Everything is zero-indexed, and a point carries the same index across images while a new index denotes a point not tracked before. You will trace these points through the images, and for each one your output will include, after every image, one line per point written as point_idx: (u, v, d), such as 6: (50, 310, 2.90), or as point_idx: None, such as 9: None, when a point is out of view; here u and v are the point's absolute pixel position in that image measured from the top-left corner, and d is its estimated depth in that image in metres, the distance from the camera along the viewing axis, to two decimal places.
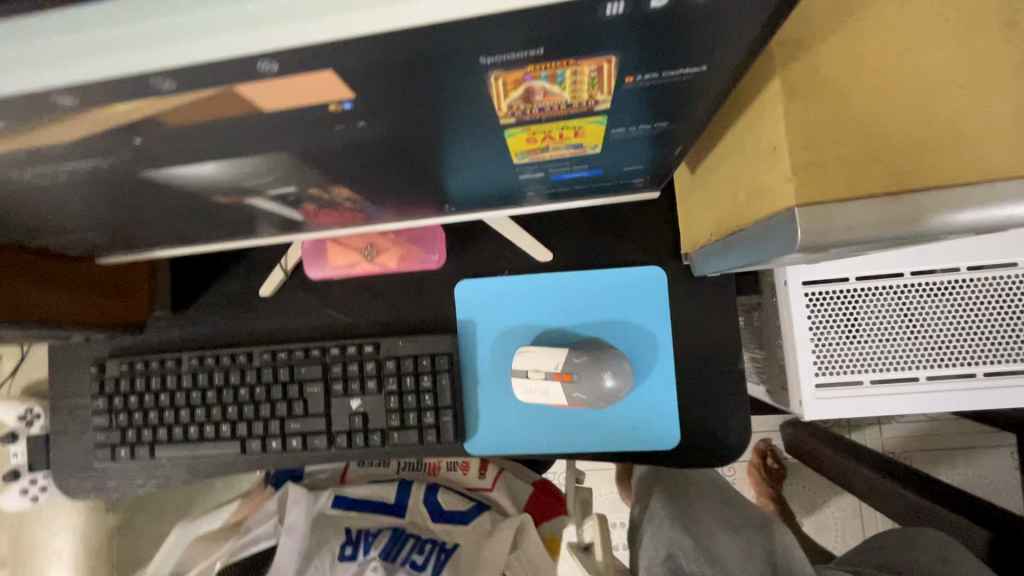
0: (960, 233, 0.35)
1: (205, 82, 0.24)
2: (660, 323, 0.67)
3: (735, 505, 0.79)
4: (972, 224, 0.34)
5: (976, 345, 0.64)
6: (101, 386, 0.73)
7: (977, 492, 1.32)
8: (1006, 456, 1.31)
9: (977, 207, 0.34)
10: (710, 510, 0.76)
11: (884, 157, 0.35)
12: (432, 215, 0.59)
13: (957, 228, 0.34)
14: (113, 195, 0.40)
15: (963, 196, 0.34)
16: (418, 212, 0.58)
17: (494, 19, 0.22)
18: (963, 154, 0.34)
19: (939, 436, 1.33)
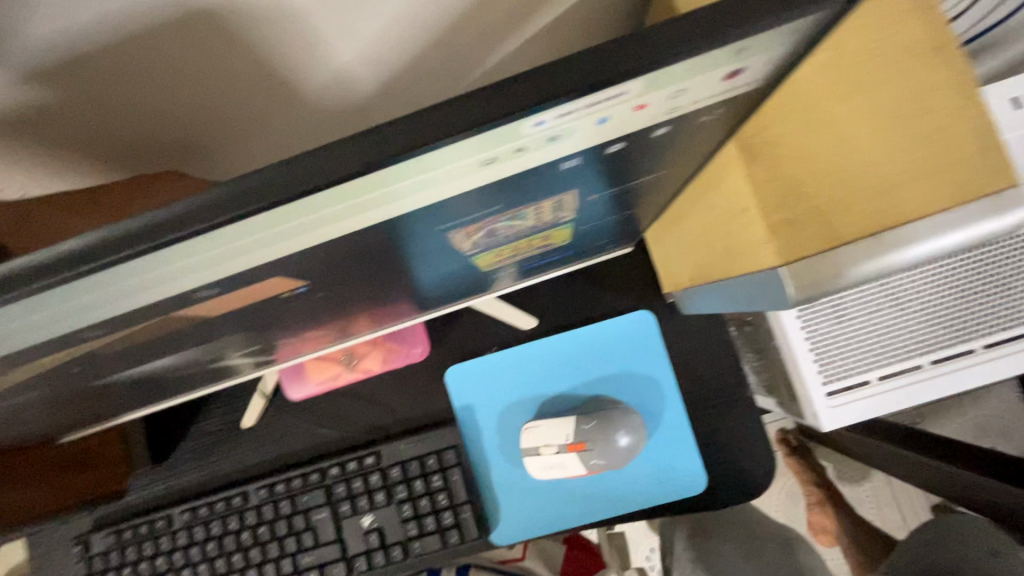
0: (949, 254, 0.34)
1: (141, 319, 0.22)
2: (659, 367, 0.66)
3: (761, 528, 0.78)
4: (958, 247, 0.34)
5: (968, 321, 0.64)
6: (90, 565, 0.67)
7: (991, 433, 1.33)
8: (1010, 391, 1.33)
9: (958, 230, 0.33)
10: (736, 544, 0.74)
11: (857, 198, 0.34)
12: (408, 317, 0.57)
13: (943, 253, 0.33)
14: (66, 401, 0.37)
15: (942, 222, 0.33)
16: (394, 317, 0.56)
17: (446, 201, 0.20)
18: (931, 182, 0.34)
19: None
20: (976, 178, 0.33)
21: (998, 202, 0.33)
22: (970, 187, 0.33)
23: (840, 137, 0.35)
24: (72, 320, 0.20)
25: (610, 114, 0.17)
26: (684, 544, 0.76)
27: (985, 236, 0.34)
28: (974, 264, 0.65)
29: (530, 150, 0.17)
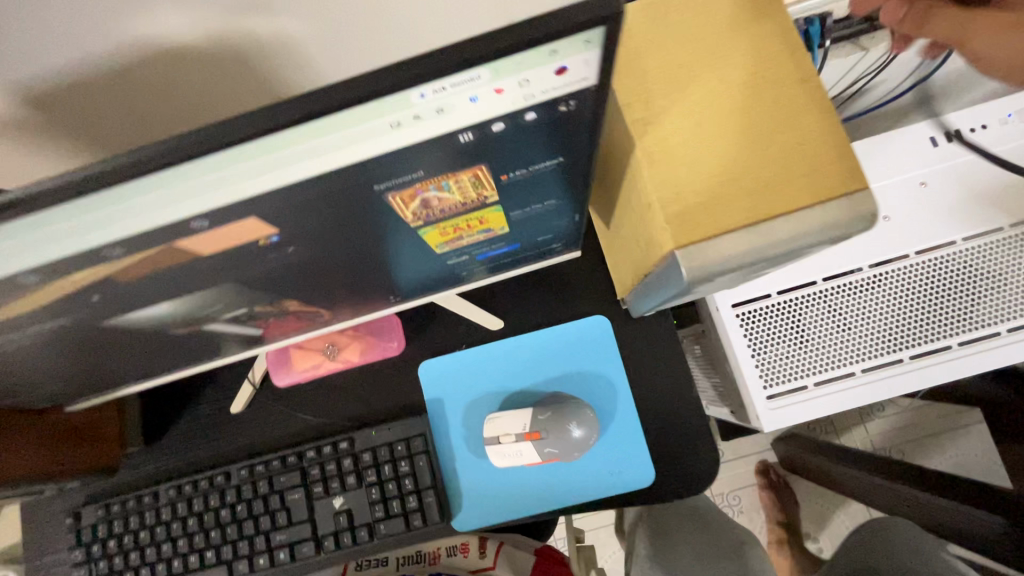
0: (815, 243, 0.41)
1: (149, 244, 0.30)
2: (614, 368, 0.72)
3: (714, 530, 0.81)
4: (819, 237, 0.41)
5: (896, 333, 0.70)
6: (78, 536, 0.72)
7: (972, 473, 1.34)
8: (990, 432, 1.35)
9: (819, 224, 0.41)
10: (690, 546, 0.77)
11: (739, 195, 0.41)
12: (382, 307, 0.62)
13: (807, 241, 0.41)
14: (78, 345, 0.44)
15: (806, 215, 0.41)
16: (370, 305, 0.61)
17: (373, 161, 0.28)
18: (797, 184, 0.41)
19: (923, 423, 1.38)
20: (834, 179, 0.41)
21: (853, 200, 0.41)
22: (829, 187, 0.41)
23: (726, 148, 0.42)
24: (98, 238, 0.28)
25: (476, 94, 0.25)
26: (644, 545, 0.79)
27: (842, 229, 0.41)
28: (900, 282, 0.72)
29: (424, 118, 0.26)
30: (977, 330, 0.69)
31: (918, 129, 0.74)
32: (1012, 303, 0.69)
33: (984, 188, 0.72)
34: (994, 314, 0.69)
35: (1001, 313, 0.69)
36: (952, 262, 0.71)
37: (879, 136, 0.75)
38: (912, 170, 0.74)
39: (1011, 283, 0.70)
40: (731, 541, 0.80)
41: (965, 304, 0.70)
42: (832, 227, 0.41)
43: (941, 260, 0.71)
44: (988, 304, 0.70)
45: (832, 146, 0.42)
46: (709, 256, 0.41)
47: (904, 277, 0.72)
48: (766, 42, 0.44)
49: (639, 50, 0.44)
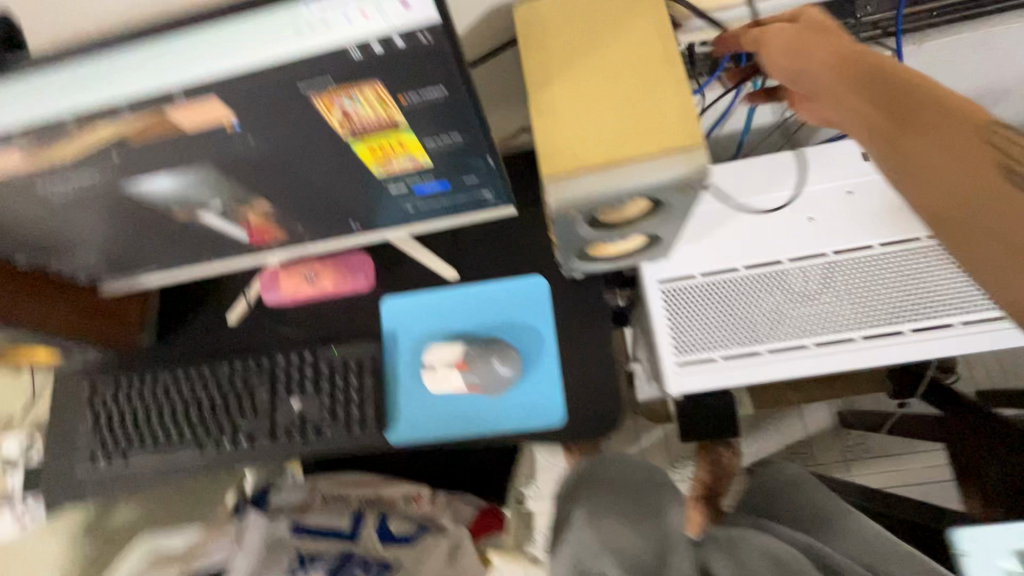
0: (657, 188, 0.51)
1: (145, 109, 0.44)
2: (545, 322, 0.82)
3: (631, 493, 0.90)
4: (659, 183, 0.51)
5: (804, 321, 0.76)
6: (91, 402, 0.88)
7: None
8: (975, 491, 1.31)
9: (660, 172, 0.51)
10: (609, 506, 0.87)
11: (601, 143, 0.52)
12: (347, 233, 0.73)
13: (649, 185, 0.51)
14: (104, 209, 0.59)
15: (652, 161, 0.50)
16: (335, 228, 0.72)
17: (291, 63, 0.42)
18: (647, 139, 0.51)
19: (905, 470, 1.36)
20: (679, 136, 0.51)
21: (693, 153, 0.50)
22: (673, 143, 0.51)
23: (597, 108, 0.53)
24: (110, 98, 0.43)
25: (348, 14, 0.39)
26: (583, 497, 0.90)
27: (678, 179, 0.51)
28: (815, 277, 0.78)
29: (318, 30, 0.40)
30: (880, 327, 0.75)
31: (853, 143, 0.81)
32: (918, 306, 0.74)
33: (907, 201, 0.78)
34: (900, 314, 0.75)
35: (907, 314, 0.74)
36: (867, 264, 0.77)
37: (815, 147, 0.83)
38: (843, 179, 0.80)
39: (920, 289, 0.75)
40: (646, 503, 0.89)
41: (873, 302, 0.76)
42: (673, 175, 0.51)
43: (857, 261, 0.77)
44: (895, 305, 0.75)
45: (681, 112, 0.52)
46: (573, 188, 0.51)
47: (820, 272, 0.78)
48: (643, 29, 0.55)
49: (544, 33, 0.57)
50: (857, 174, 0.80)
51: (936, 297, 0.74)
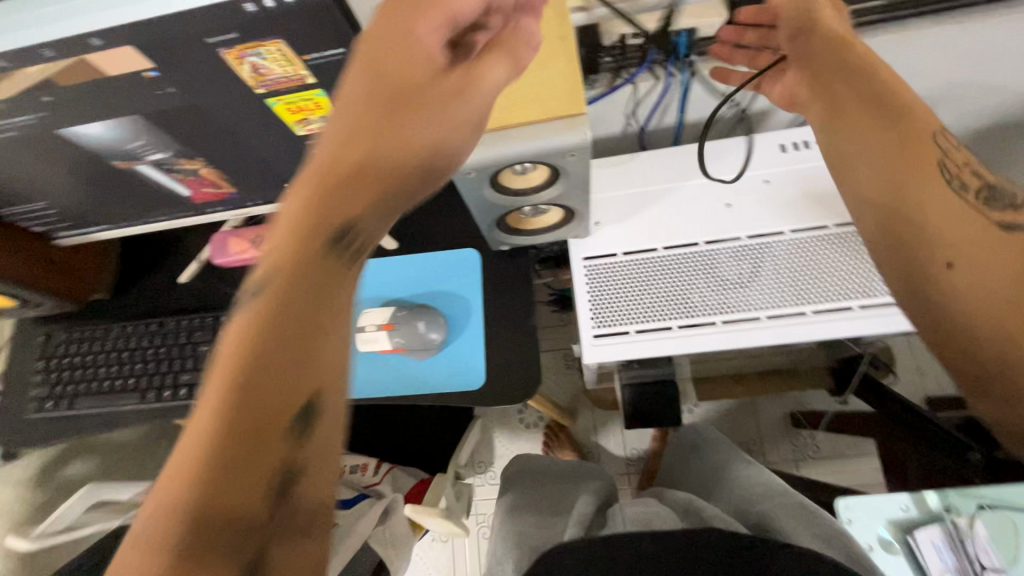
0: (543, 152, 0.56)
1: (68, 51, 0.49)
2: (473, 292, 0.86)
3: (545, 474, 1.04)
4: (543, 146, 0.56)
5: (714, 300, 0.81)
6: (45, 350, 0.93)
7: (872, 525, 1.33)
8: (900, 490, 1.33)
9: (543, 136, 0.56)
10: (527, 488, 1.01)
11: (498, 110, 0.57)
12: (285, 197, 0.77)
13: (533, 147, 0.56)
14: (48, 154, 0.64)
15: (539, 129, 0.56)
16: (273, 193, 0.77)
17: (194, 14, 0.47)
18: (533, 106, 0.57)
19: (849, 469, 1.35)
20: (566, 107, 0.56)
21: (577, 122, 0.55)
22: (560, 112, 0.56)
23: None
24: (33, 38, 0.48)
25: None
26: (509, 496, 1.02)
27: (559, 142, 0.56)
28: (728, 259, 0.82)
29: None
30: (785, 308, 0.78)
31: (774, 138, 0.86)
32: (822, 290, 0.78)
33: (820, 192, 0.82)
34: (804, 296, 0.78)
35: (811, 297, 0.78)
36: (779, 249, 0.81)
37: (737, 139, 0.88)
38: (762, 169, 0.85)
39: (825, 274, 0.79)
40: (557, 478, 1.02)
41: (781, 285, 0.79)
42: (554, 139, 0.55)
43: (769, 246, 0.81)
44: (800, 288, 0.79)
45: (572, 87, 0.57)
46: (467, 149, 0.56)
47: (732, 255, 0.82)
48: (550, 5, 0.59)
49: None
50: (775, 166, 0.85)
51: (839, 282, 0.78)
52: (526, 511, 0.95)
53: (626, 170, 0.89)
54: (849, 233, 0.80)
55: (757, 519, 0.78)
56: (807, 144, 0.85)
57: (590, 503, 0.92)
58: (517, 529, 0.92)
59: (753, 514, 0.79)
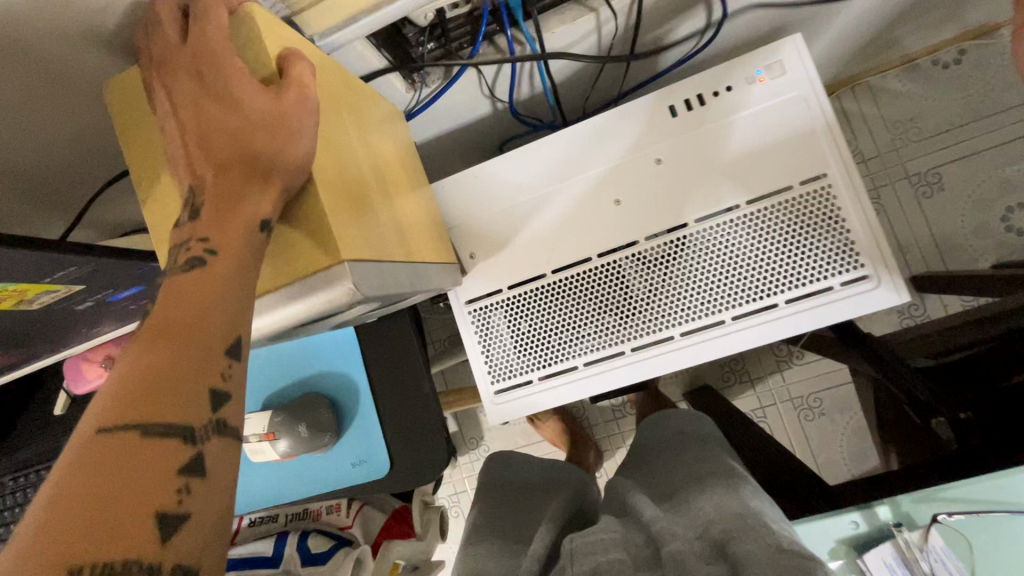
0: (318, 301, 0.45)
1: None
2: (357, 368, 0.76)
3: (524, 486, 0.83)
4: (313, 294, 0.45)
5: (619, 325, 0.69)
6: None
7: (837, 424, 1.40)
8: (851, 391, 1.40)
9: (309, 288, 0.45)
10: (493, 510, 0.78)
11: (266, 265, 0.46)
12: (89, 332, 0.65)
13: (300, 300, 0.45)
14: None
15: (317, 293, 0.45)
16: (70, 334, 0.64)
17: None
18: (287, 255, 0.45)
19: (811, 376, 1.42)
20: (335, 248, 0.44)
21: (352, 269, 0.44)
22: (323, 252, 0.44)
23: None
24: None
25: None
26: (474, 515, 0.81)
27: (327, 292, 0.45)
28: (628, 271, 0.69)
29: None
30: (700, 319, 0.66)
31: (665, 99, 0.68)
32: (741, 288, 0.65)
33: (725, 163, 0.66)
34: (719, 301, 0.66)
35: (727, 301, 0.66)
36: (682, 247, 0.67)
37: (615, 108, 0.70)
38: (653, 147, 0.68)
39: (739, 269, 0.65)
40: (538, 491, 0.81)
41: (691, 292, 0.67)
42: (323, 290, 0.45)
43: (670, 246, 0.67)
44: (714, 291, 0.66)
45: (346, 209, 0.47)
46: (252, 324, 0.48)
47: (633, 266, 0.68)
48: (307, 105, 0.43)
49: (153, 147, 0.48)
50: (667, 139, 0.68)
51: (758, 276, 0.65)
52: (494, 529, 0.73)
53: (491, 180, 0.73)
54: (763, 211, 0.64)
55: (712, 528, 0.61)
56: (702, 100, 0.67)
57: (557, 523, 0.71)
58: (472, 566, 0.69)
59: (713, 531, 0.60)
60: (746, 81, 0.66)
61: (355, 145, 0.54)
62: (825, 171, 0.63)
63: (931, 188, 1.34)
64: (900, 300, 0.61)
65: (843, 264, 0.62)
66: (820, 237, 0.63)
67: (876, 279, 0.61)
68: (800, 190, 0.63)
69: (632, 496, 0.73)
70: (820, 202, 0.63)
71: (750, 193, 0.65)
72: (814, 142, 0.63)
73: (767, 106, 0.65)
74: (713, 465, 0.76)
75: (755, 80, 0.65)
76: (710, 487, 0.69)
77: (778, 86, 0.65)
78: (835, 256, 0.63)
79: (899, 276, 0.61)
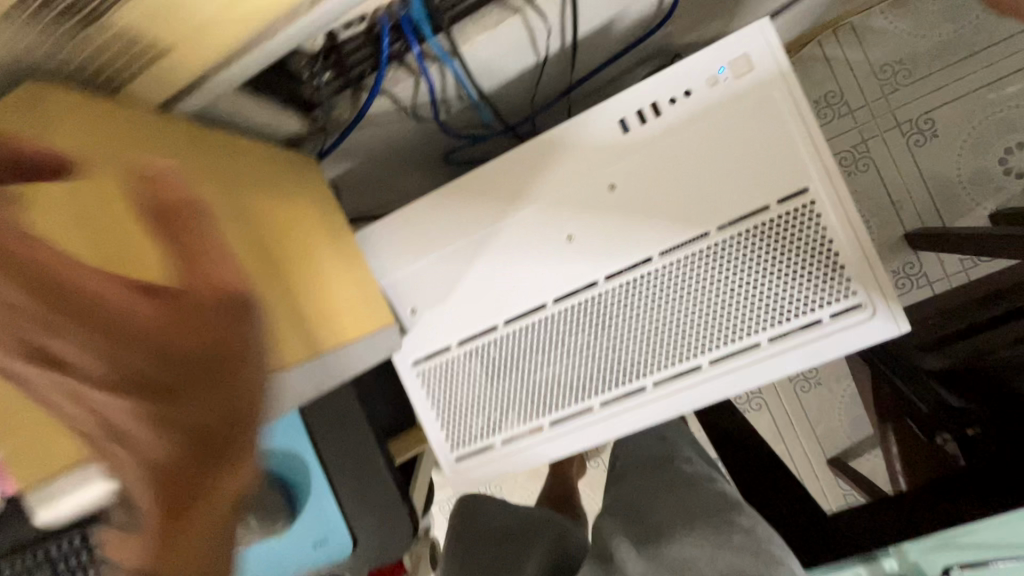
0: None
1: None
2: (304, 442, 0.68)
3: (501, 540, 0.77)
4: None
5: (584, 378, 0.61)
6: None
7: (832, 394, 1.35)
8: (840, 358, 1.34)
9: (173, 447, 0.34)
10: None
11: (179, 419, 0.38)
12: None
13: None
14: None
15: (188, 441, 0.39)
16: None
17: None
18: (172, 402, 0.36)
19: None
20: None
21: None
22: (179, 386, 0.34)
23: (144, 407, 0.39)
24: None
25: None
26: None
27: None
28: (588, 317, 0.60)
29: None
30: (673, 366, 0.58)
31: (614, 111, 0.58)
32: (717, 327, 0.57)
33: (690, 185, 0.56)
34: (693, 344, 0.58)
35: (702, 344, 0.58)
36: (648, 285, 0.58)
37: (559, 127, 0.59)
38: (604, 170, 0.58)
39: (714, 306, 0.57)
40: (514, 547, 0.75)
41: (661, 335, 0.58)
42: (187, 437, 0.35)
43: (634, 284, 0.58)
44: (687, 333, 0.58)
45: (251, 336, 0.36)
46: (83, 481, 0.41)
47: (593, 310, 0.60)
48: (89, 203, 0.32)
49: None
50: (621, 160, 0.58)
51: (736, 313, 0.56)
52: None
53: (425, 222, 0.63)
54: (736, 237, 0.55)
55: None
56: (658, 110, 0.57)
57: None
58: None
59: None
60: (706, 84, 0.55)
61: (250, 234, 0.46)
62: (806, 186, 0.53)
63: (923, 136, 1.20)
64: (898, 331, 0.53)
65: (831, 293, 0.54)
66: (804, 263, 0.54)
67: (871, 309, 0.53)
68: (779, 211, 0.54)
69: (609, 544, 0.63)
70: (802, 223, 0.54)
71: (721, 219, 0.55)
72: (792, 154, 0.53)
73: (734, 112, 0.54)
74: (700, 494, 0.64)
75: (717, 81, 0.55)
76: (696, 534, 0.58)
77: (745, 86, 0.54)
78: (823, 284, 0.54)
79: (897, 303, 0.53)
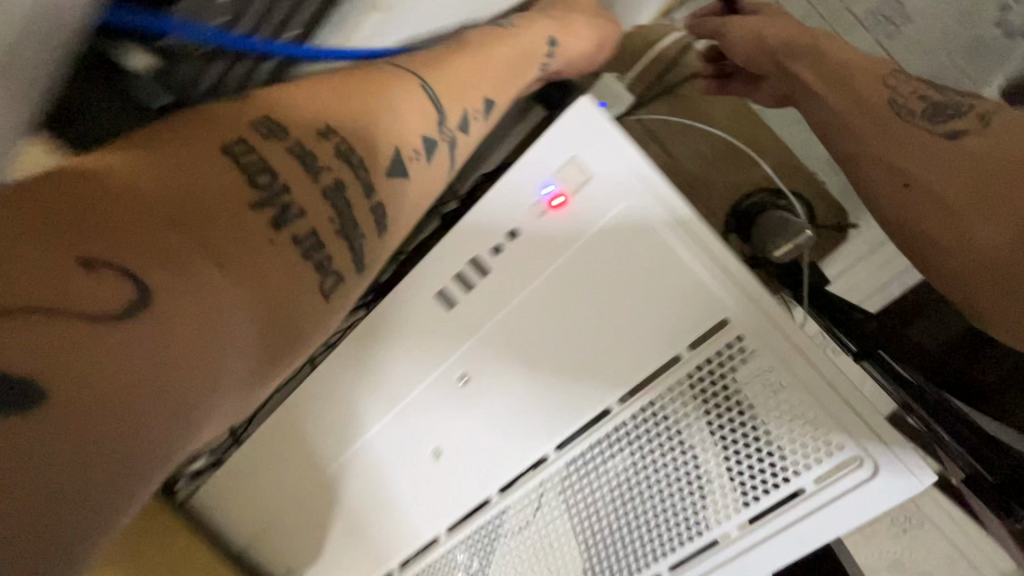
0: None
1: None
2: None
3: None
4: None
5: None
6: None
7: None
8: None
9: None
10: None
11: None
12: None
13: None
14: None
15: None
16: None
17: None
18: None
19: None
20: None
21: None
22: None
23: None
24: None
25: None
26: None
27: None
28: (494, 551, 0.44)
29: None
30: None
31: (438, 280, 0.41)
32: (662, 529, 0.39)
33: (564, 356, 0.39)
34: (636, 555, 0.41)
35: (648, 554, 0.40)
36: (554, 494, 0.42)
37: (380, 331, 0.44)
38: (453, 354, 0.42)
39: (650, 505, 0.39)
40: None
41: (591, 552, 0.42)
42: None
43: (535, 498, 0.42)
44: (624, 544, 0.41)
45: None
46: None
47: (498, 542, 0.44)
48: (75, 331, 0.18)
49: None
50: (467, 341, 0.41)
51: (680, 507, 0.39)
52: None
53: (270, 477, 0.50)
54: (646, 408, 0.38)
55: None
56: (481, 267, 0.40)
57: None
58: None
59: None
60: (537, 216, 0.38)
61: None
62: (723, 315, 0.36)
63: None
64: (922, 486, 0.33)
65: (804, 452, 0.35)
66: (752, 426, 0.36)
67: (871, 466, 0.34)
68: (698, 359, 0.37)
69: None
70: (732, 368, 0.36)
71: (625, 386, 0.38)
72: (688, 280, 0.36)
73: (587, 243, 0.37)
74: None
75: (546, 205, 0.37)
76: None
77: (586, 206, 0.36)
78: (786, 445, 0.36)
79: (909, 451, 0.33)
